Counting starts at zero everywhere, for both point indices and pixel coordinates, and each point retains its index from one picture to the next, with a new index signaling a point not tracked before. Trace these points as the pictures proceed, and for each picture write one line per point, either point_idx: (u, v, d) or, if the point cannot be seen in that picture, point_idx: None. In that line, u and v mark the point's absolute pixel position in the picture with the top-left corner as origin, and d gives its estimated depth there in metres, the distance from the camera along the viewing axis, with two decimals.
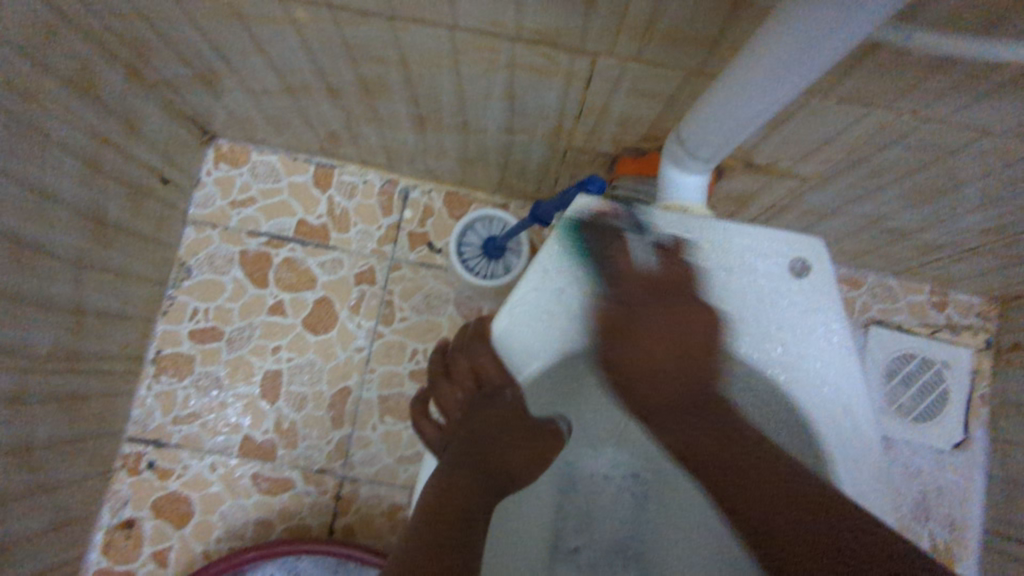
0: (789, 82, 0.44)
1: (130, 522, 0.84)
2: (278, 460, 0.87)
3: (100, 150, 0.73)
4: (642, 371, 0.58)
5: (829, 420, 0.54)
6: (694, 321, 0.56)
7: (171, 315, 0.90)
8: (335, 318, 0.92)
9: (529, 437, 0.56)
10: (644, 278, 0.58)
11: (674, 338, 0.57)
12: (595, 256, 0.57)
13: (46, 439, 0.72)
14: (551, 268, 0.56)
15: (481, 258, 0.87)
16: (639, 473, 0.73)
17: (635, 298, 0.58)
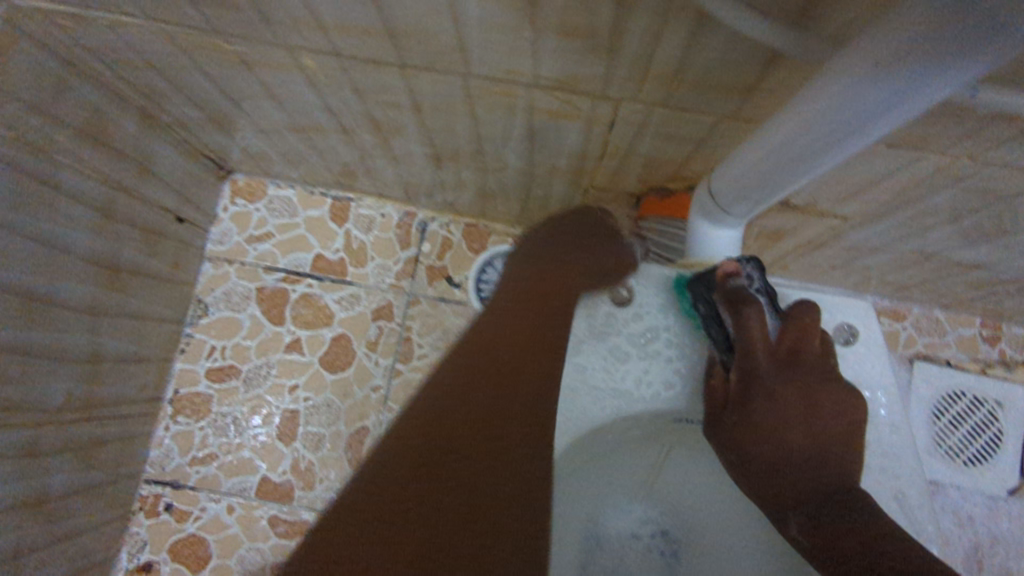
0: (835, 149, 0.41)
1: (147, 565, 0.83)
2: (296, 503, 0.85)
3: (112, 195, 0.71)
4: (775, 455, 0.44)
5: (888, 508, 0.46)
6: (824, 402, 0.45)
7: (188, 354, 0.89)
8: (353, 356, 0.90)
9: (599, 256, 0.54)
10: (771, 348, 0.46)
11: (804, 414, 0.44)
12: (619, 320, 0.55)
13: (61, 488, 0.71)
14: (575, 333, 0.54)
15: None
16: (668, 531, 0.69)
17: (760, 366, 0.46)
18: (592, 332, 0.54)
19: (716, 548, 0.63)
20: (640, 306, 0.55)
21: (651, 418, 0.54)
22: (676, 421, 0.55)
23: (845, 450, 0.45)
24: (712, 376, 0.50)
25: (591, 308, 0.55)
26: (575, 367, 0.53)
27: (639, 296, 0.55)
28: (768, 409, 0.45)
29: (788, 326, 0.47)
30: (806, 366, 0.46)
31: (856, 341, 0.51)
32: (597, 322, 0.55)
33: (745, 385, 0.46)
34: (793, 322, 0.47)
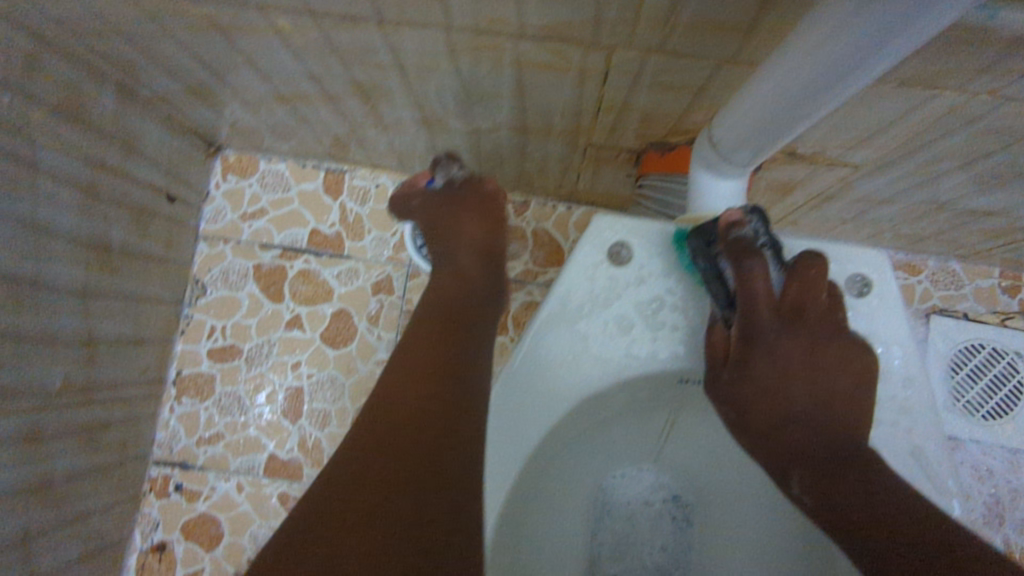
0: (832, 89, 0.39)
1: (162, 545, 0.84)
2: (305, 479, 0.85)
3: (97, 175, 0.70)
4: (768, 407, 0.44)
5: (908, 464, 0.45)
6: (826, 352, 0.44)
7: (188, 336, 0.88)
8: (353, 331, 0.88)
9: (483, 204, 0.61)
10: (775, 303, 0.44)
11: (805, 366, 0.43)
12: (620, 280, 0.52)
13: (68, 471, 0.71)
14: (572, 298, 0.52)
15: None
16: (676, 492, 0.66)
17: (762, 324, 0.44)
18: (591, 296, 0.52)
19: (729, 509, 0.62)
20: (642, 266, 0.52)
21: (657, 379, 0.53)
22: (678, 381, 0.53)
23: (852, 410, 0.43)
24: (713, 332, 0.48)
25: (587, 272, 0.52)
26: (574, 334, 0.51)
27: (637, 255, 0.53)
28: (771, 363, 0.44)
29: (789, 282, 0.44)
30: (813, 320, 0.44)
31: (871, 293, 0.48)
32: (594, 285, 0.52)
33: (746, 342, 0.44)
34: (799, 273, 0.44)
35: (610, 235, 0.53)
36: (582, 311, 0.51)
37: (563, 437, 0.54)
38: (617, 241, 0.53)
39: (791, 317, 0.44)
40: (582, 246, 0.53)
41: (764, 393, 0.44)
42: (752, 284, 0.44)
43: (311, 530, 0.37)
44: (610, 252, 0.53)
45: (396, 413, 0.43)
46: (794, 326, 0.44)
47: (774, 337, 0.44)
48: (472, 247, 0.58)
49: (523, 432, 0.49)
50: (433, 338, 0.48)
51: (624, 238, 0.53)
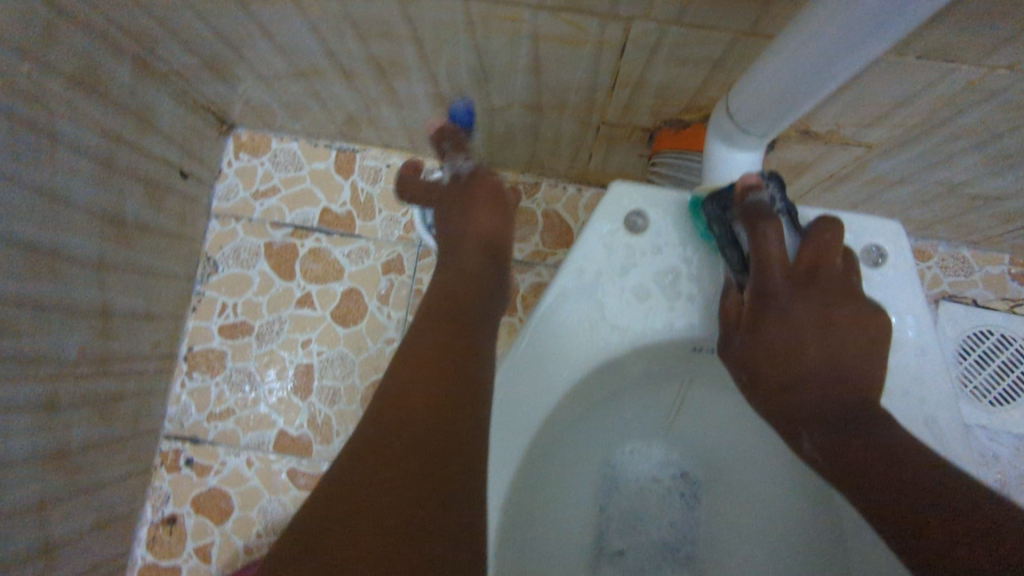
0: (847, 57, 0.39)
1: (172, 518, 0.85)
2: (315, 455, 0.86)
3: (113, 148, 0.70)
4: (784, 376, 0.44)
5: (923, 429, 0.45)
6: (838, 313, 0.44)
7: (200, 312, 0.89)
8: (364, 309, 0.89)
9: (488, 202, 0.64)
10: (788, 266, 0.46)
11: (819, 329, 0.44)
12: (635, 250, 0.52)
13: (82, 440, 0.72)
14: (590, 265, 0.52)
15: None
16: (688, 475, 0.68)
17: (773, 283, 0.45)
18: (609, 264, 0.52)
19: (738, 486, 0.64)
20: (658, 235, 0.53)
21: (670, 349, 0.53)
22: (691, 350, 0.54)
23: (867, 371, 0.43)
24: (727, 297, 0.49)
25: (606, 240, 0.52)
26: (591, 302, 0.51)
27: (655, 224, 0.53)
28: (785, 325, 0.45)
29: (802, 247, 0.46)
30: (825, 283, 0.45)
31: (887, 263, 0.48)
32: (612, 253, 0.52)
33: (760, 302, 0.45)
34: (813, 238, 0.46)
35: (625, 204, 0.53)
36: (597, 279, 0.52)
37: (575, 406, 0.54)
38: (633, 209, 0.53)
39: (804, 280, 0.45)
40: (601, 214, 0.53)
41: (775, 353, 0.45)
42: (766, 246, 0.45)
43: (322, 524, 0.37)
44: (626, 221, 0.53)
45: (404, 399, 0.43)
46: (808, 287, 0.45)
47: (786, 298, 0.45)
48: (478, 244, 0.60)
49: (537, 397, 0.50)
50: (441, 331, 0.49)
51: (640, 207, 0.53)
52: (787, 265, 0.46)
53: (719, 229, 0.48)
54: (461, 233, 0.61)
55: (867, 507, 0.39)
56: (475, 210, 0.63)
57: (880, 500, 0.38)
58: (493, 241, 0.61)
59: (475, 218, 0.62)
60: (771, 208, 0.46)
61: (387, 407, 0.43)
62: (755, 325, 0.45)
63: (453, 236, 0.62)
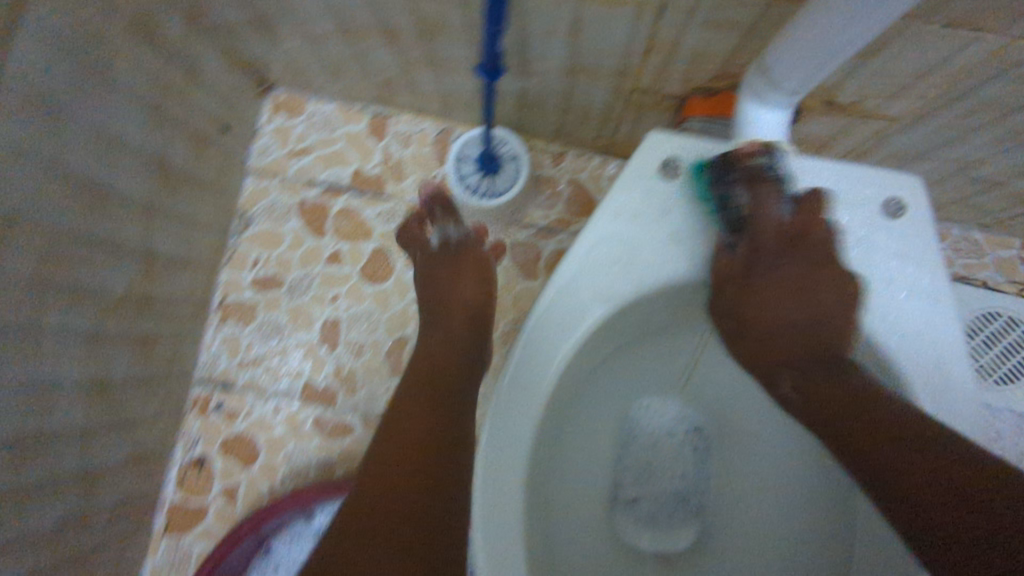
0: (879, 14, 0.41)
1: (200, 459, 0.88)
2: (339, 405, 0.89)
3: (163, 97, 0.73)
4: (767, 327, 0.54)
5: (931, 363, 0.50)
6: (821, 263, 0.52)
7: (233, 264, 0.91)
8: (391, 268, 0.92)
9: (467, 263, 0.69)
10: (779, 226, 0.52)
11: (795, 284, 0.53)
12: (669, 194, 0.55)
13: (123, 376, 0.75)
14: (623, 207, 0.55)
15: (487, 177, 0.84)
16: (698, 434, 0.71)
17: (768, 252, 0.53)
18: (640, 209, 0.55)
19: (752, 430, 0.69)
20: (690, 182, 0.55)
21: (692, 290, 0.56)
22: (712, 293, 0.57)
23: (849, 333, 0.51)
24: (717, 254, 0.54)
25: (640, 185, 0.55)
26: (625, 242, 0.54)
27: (688, 172, 0.55)
28: (767, 274, 0.53)
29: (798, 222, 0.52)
30: (810, 245, 0.52)
31: (907, 215, 0.52)
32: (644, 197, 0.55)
33: (751, 256, 0.53)
34: (803, 207, 0.51)
35: (659, 152, 0.56)
36: (633, 219, 0.54)
37: (602, 340, 0.58)
38: (667, 157, 0.55)
39: (791, 240, 0.52)
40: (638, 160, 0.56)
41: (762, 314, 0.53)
42: (762, 212, 0.52)
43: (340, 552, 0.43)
44: (661, 168, 0.55)
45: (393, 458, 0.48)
46: (795, 246, 0.52)
47: (777, 259, 0.53)
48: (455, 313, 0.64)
49: (571, 328, 0.53)
50: (420, 398, 0.54)
51: (674, 154, 0.55)
52: (779, 228, 0.52)
53: (717, 193, 0.53)
54: (435, 299, 0.67)
55: (879, 490, 0.45)
56: (453, 277, 0.67)
57: (890, 483, 0.44)
58: (472, 310, 0.65)
59: (455, 287, 0.66)
60: (769, 176, 0.51)
61: (373, 465, 0.48)
62: (747, 281, 0.53)
63: (439, 306, 0.65)
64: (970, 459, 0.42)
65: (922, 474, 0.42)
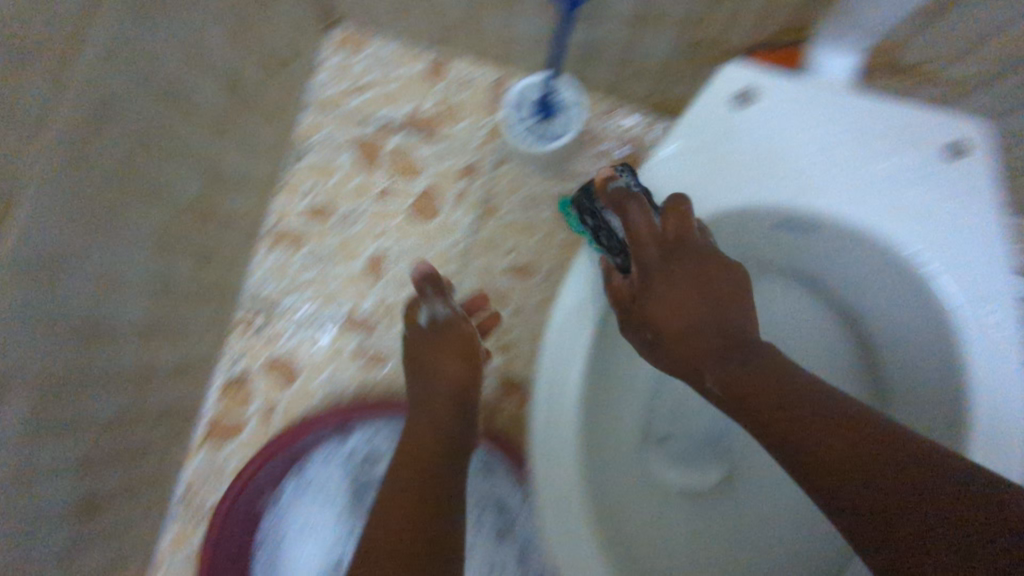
0: None
1: (242, 375, 0.91)
2: (379, 335, 0.92)
3: (241, 15, 0.76)
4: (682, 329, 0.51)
5: (986, 332, 0.50)
6: (716, 283, 0.52)
7: (287, 192, 0.95)
8: (438, 208, 0.95)
9: (446, 339, 0.67)
10: (658, 237, 0.53)
11: (694, 292, 0.51)
12: (742, 123, 0.54)
13: (181, 281, 0.79)
14: (689, 154, 0.54)
15: (543, 122, 0.88)
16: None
17: (654, 265, 0.53)
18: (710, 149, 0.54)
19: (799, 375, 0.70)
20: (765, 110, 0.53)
21: (754, 223, 0.57)
22: (776, 226, 0.58)
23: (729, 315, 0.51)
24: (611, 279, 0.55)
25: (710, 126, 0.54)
26: (687, 173, 0.54)
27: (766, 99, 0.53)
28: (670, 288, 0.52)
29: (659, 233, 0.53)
30: (691, 254, 0.53)
31: (973, 157, 0.51)
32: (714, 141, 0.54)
33: (642, 278, 0.53)
34: (670, 215, 0.52)
35: (735, 80, 0.54)
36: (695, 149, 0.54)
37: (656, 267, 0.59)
38: (742, 85, 0.54)
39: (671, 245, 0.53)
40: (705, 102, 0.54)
41: (668, 315, 0.52)
42: (634, 224, 0.53)
43: None
44: (735, 96, 0.54)
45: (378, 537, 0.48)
46: (676, 254, 0.53)
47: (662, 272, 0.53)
48: (444, 393, 0.62)
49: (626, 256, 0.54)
50: (408, 461, 0.54)
51: (750, 83, 0.54)
52: (659, 238, 0.53)
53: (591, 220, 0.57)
54: (421, 379, 0.65)
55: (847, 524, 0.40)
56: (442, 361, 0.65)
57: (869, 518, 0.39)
58: (456, 391, 0.63)
59: (439, 366, 0.64)
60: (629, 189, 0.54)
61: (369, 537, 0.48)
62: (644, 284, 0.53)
63: (422, 391, 0.63)
64: (949, 482, 0.38)
65: (888, 488, 0.39)
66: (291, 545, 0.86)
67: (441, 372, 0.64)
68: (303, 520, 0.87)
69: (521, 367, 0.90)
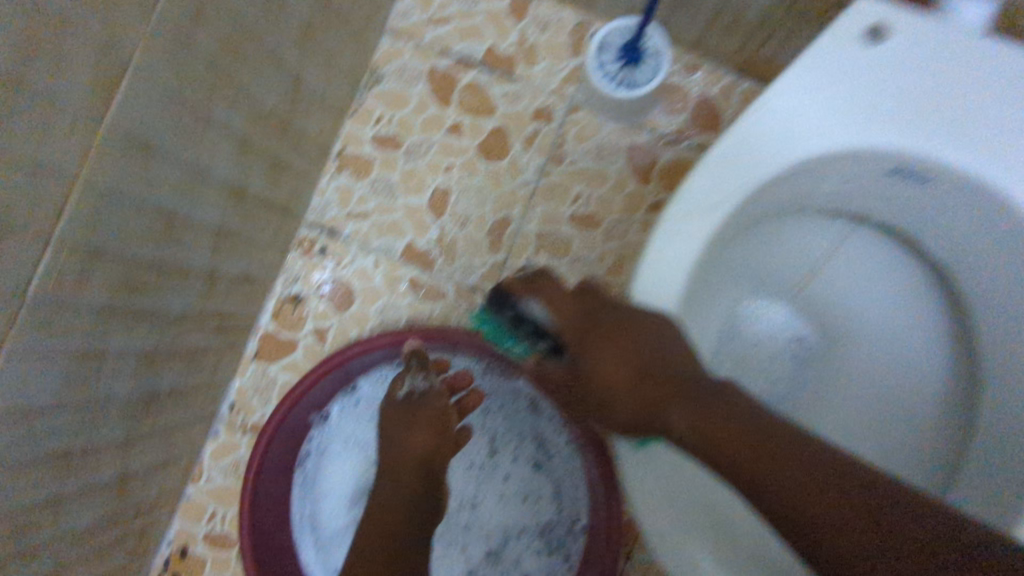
0: None
1: (298, 296, 0.91)
2: (436, 271, 0.92)
3: None
4: (614, 383, 0.54)
5: None
6: (649, 349, 0.53)
7: (358, 118, 0.94)
8: (508, 149, 0.93)
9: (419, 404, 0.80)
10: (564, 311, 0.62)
11: (628, 348, 0.54)
12: (866, 61, 0.52)
13: (254, 192, 0.79)
14: (737, 159, 0.54)
15: (626, 68, 0.86)
16: (815, 309, 0.74)
17: (573, 334, 0.60)
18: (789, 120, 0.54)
19: (877, 341, 0.71)
20: (892, 50, 0.52)
21: (872, 165, 0.56)
22: (889, 172, 0.57)
23: (672, 336, 0.53)
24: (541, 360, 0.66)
25: (785, 106, 0.54)
26: (801, 107, 0.54)
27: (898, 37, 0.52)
28: (596, 350, 0.56)
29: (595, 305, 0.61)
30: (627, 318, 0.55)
31: None
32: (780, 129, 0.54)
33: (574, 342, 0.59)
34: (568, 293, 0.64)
35: (869, 15, 0.52)
36: (813, 84, 0.53)
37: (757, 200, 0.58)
38: (876, 20, 0.52)
39: (584, 316, 0.60)
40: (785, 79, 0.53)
41: (614, 372, 0.54)
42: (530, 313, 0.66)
43: None
44: (869, 31, 0.52)
45: None
46: (593, 326, 0.58)
47: (585, 345, 0.58)
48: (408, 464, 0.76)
49: (724, 183, 0.54)
50: (379, 537, 0.70)
51: (885, 18, 0.52)
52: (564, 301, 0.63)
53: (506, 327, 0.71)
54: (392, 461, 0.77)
55: None
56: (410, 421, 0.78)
57: None
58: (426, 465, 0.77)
59: (410, 441, 0.77)
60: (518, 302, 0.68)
61: None
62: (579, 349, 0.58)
63: (395, 447, 0.78)
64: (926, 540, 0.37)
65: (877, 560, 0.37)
66: (336, 456, 0.89)
67: (403, 446, 0.77)
68: (348, 433, 0.89)
69: None
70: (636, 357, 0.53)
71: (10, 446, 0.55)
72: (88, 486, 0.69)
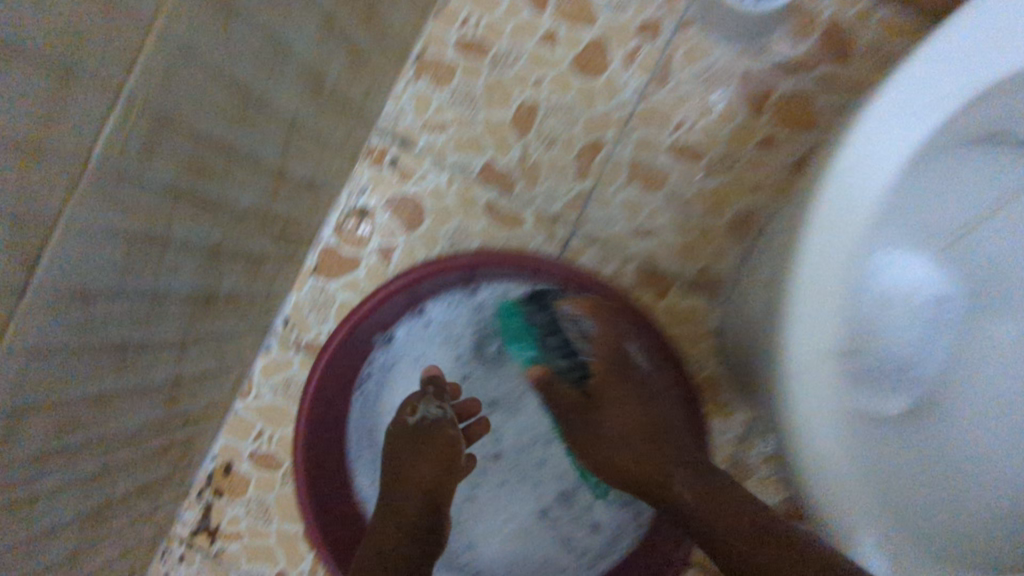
0: None
1: (365, 209, 0.84)
2: (516, 195, 0.83)
3: None
4: (626, 439, 0.66)
5: None
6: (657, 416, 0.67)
7: (442, 17, 0.84)
8: (607, 65, 0.83)
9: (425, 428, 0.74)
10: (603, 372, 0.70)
11: (642, 412, 0.67)
12: None
13: (332, 86, 0.70)
14: (904, 97, 0.43)
15: None
16: (985, 282, 0.56)
17: (600, 384, 0.70)
18: (911, 126, 0.43)
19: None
20: None
21: None
22: None
23: (672, 483, 0.60)
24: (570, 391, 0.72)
25: (896, 121, 0.43)
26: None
27: None
28: (611, 410, 0.69)
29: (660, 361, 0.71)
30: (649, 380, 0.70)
31: None
32: (898, 151, 0.43)
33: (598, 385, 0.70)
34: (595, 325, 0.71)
35: None
36: None
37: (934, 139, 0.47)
38: None
39: (614, 367, 0.70)
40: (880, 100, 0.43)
41: (623, 420, 0.67)
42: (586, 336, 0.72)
43: None
44: None
45: None
46: (622, 379, 0.70)
47: (607, 396, 0.69)
48: (411, 488, 0.71)
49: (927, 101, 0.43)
50: None
51: None
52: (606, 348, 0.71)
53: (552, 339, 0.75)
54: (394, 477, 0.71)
55: None
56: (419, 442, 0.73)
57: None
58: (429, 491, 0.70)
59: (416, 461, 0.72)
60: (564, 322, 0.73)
61: None
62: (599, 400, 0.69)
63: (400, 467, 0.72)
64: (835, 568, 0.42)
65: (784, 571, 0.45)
66: (401, 379, 0.83)
67: (408, 466, 0.71)
68: (415, 355, 0.82)
69: (668, 255, 0.80)
70: (647, 419, 0.66)
71: (74, 327, 0.51)
72: (137, 388, 0.64)
